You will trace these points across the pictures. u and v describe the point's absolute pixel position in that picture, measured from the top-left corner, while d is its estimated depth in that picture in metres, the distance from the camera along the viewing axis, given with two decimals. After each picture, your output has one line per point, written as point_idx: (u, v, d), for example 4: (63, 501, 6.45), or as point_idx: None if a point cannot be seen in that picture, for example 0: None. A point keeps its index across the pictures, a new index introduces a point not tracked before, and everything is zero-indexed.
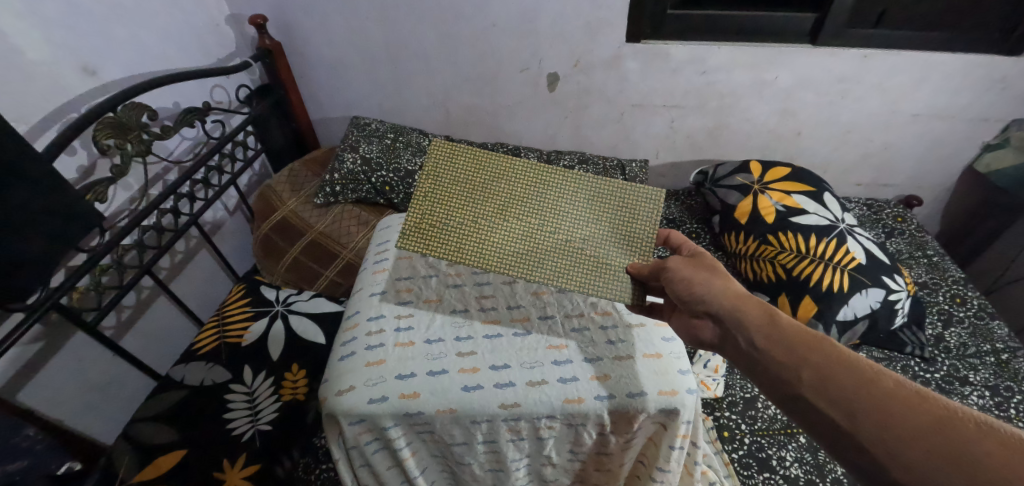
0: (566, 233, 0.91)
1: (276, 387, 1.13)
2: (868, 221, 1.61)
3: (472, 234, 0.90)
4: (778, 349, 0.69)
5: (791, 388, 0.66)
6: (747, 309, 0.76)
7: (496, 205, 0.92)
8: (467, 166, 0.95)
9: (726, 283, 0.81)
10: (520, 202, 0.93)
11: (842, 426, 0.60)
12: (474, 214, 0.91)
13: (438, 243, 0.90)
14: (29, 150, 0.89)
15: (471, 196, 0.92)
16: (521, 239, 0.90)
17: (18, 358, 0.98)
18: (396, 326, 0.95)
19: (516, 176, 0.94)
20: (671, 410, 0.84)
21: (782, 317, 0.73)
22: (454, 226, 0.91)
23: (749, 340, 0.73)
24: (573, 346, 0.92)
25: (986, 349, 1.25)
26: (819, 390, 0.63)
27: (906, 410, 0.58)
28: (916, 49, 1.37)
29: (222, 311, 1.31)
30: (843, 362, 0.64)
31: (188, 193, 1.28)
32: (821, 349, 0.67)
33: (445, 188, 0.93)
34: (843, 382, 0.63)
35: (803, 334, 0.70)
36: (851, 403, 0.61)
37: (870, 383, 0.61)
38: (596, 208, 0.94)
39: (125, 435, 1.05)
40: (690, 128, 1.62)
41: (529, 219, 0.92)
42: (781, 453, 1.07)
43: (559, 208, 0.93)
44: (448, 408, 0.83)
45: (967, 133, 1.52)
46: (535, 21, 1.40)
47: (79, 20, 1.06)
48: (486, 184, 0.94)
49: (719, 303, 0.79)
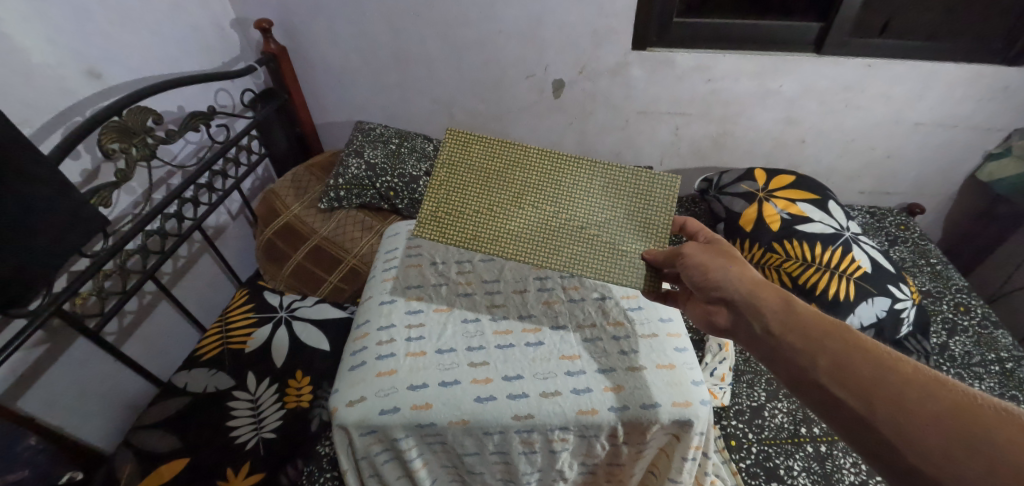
0: (581, 220, 0.92)
1: (280, 394, 1.12)
2: (871, 228, 1.62)
3: (488, 223, 0.91)
4: (793, 333, 0.70)
5: (807, 372, 0.66)
6: (763, 295, 0.76)
7: (511, 192, 0.93)
8: (484, 155, 0.95)
9: (743, 269, 0.81)
10: (536, 190, 0.93)
11: (856, 410, 0.61)
12: (491, 202, 0.92)
13: (455, 232, 0.91)
14: (34, 154, 0.88)
15: (487, 185, 0.93)
16: (537, 227, 0.91)
17: (19, 364, 0.96)
18: (406, 335, 0.94)
19: (532, 164, 0.95)
20: (685, 421, 0.83)
21: (800, 304, 0.73)
22: (471, 214, 0.92)
23: (765, 324, 0.73)
24: (586, 356, 0.92)
25: (991, 357, 1.25)
26: (836, 374, 0.64)
27: (923, 395, 0.58)
28: (920, 59, 1.38)
29: (225, 316, 1.29)
30: (860, 348, 0.65)
31: (192, 198, 1.27)
32: (838, 334, 0.67)
33: (461, 177, 0.94)
34: (859, 366, 0.63)
35: (819, 319, 0.70)
36: (866, 387, 0.61)
37: (886, 368, 0.62)
38: (612, 195, 0.94)
39: (128, 443, 1.03)
40: (695, 135, 1.62)
41: (545, 206, 0.92)
42: (789, 462, 1.07)
43: (574, 195, 0.93)
44: (461, 419, 0.83)
45: (970, 143, 1.53)
46: (541, 28, 1.40)
47: (85, 23, 1.05)
48: (502, 172, 0.94)
49: (735, 289, 0.79)
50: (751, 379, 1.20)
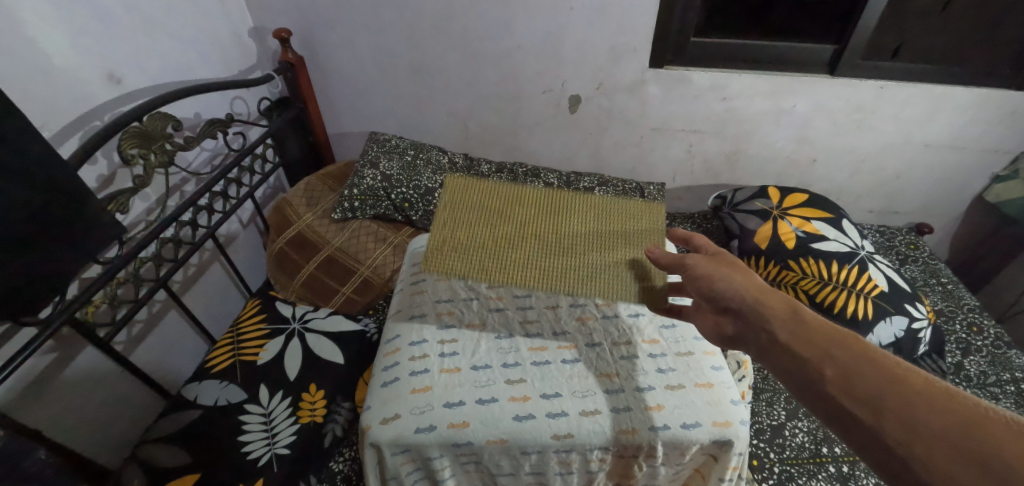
0: (584, 246, 0.91)
1: (294, 408, 1.09)
2: (881, 248, 1.64)
3: (493, 258, 0.88)
4: (801, 344, 0.65)
5: (816, 385, 0.62)
6: (770, 304, 0.71)
7: (512, 229, 0.91)
8: (480, 196, 0.94)
9: (749, 278, 0.76)
10: (535, 225, 0.92)
11: (869, 426, 0.57)
12: (493, 238, 0.90)
13: (460, 267, 0.87)
14: (57, 159, 0.86)
15: (487, 222, 0.92)
16: (542, 260, 0.89)
17: (25, 375, 0.93)
18: (440, 351, 0.94)
19: (527, 201, 0.94)
20: (725, 442, 0.83)
21: (805, 311, 0.69)
22: (473, 249, 0.89)
23: (771, 335, 0.68)
24: (623, 374, 0.91)
25: (1007, 378, 1.26)
26: (843, 386, 0.60)
27: (935, 407, 0.54)
28: (931, 83, 1.41)
29: (236, 327, 1.27)
30: (870, 360, 0.60)
31: (207, 206, 1.25)
32: (848, 346, 0.62)
33: (462, 217, 0.92)
34: (871, 379, 0.59)
35: (830, 330, 0.65)
36: (876, 401, 0.57)
37: (899, 383, 0.57)
38: (611, 218, 0.94)
39: (136, 458, 0.99)
40: (708, 153, 1.63)
41: (547, 239, 0.91)
42: (812, 482, 1.06)
43: (572, 225, 0.92)
44: (500, 438, 0.82)
45: (977, 165, 1.57)
46: (560, 44, 1.42)
47: (107, 27, 1.04)
48: (500, 210, 0.93)
49: (741, 299, 0.74)
50: (770, 398, 1.21)
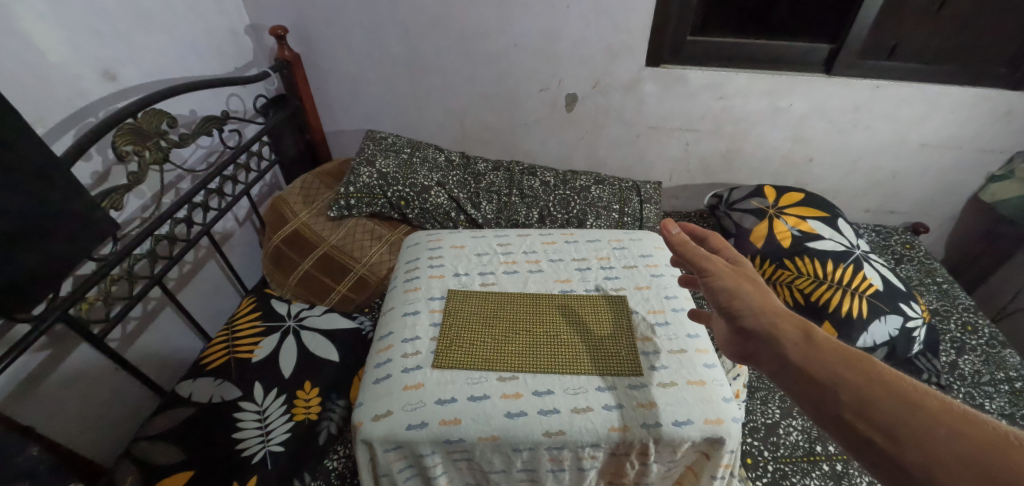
0: (573, 330, 0.97)
1: (288, 405, 1.09)
2: (877, 247, 1.64)
3: (496, 350, 0.93)
4: (811, 361, 0.61)
5: (826, 406, 0.57)
6: (784, 326, 0.66)
7: (510, 325, 0.97)
8: (478, 305, 1.02)
9: (766, 296, 0.71)
10: (526, 322, 0.98)
11: (883, 448, 0.53)
12: (494, 334, 0.96)
13: (467, 359, 0.91)
14: (47, 153, 0.85)
15: (486, 321, 0.98)
16: (540, 347, 0.93)
17: (19, 371, 0.93)
18: (432, 348, 0.93)
19: (517, 303, 1.03)
20: (717, 439, 0.84)
21: (818, 334, 0.64)
22: (477, 344, 0.94)
23: (781, 353, 0.64)
24: (617, 371, 0.90)
25: (1000, 377, 1.26)
26: (860, 411, 0.55)
27: (956, 435, 0.50)
28: (926, 82, 1.41)
29: (232, 324, 1.26)
30: (887, 385, 0.56)
31: (202, 203, 1.24)
32: (861, 366, 0.58)
33: (465, 319, 0.98)
34: (884, 401, 0.54)
35: (841, 348, 0.61)
36: (891, 423, 0.53)
37: (915, 405, 0.53)
38: (589, 306, 1.02)
39: (129, 455, 0.99)
40: (704, 152, 1.64)
41: (541, 329, 0.97)
42: (805, 481, 1.06)
43: (559, 318, 0.99)
44: (491, 436, 0.82)
45: (973, 164, 1.57)
46: (557, 42, 1.42)
47: (102, 23, 1.04)
48: (497, 312, 1.00)
49: (756, 318, 0.69)
50: (765, 396, 1.21)
